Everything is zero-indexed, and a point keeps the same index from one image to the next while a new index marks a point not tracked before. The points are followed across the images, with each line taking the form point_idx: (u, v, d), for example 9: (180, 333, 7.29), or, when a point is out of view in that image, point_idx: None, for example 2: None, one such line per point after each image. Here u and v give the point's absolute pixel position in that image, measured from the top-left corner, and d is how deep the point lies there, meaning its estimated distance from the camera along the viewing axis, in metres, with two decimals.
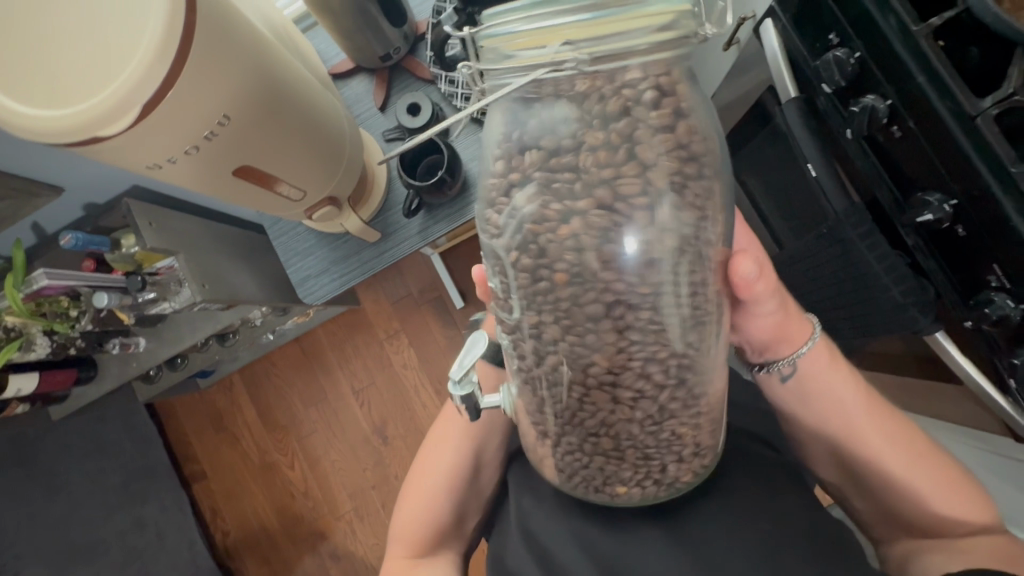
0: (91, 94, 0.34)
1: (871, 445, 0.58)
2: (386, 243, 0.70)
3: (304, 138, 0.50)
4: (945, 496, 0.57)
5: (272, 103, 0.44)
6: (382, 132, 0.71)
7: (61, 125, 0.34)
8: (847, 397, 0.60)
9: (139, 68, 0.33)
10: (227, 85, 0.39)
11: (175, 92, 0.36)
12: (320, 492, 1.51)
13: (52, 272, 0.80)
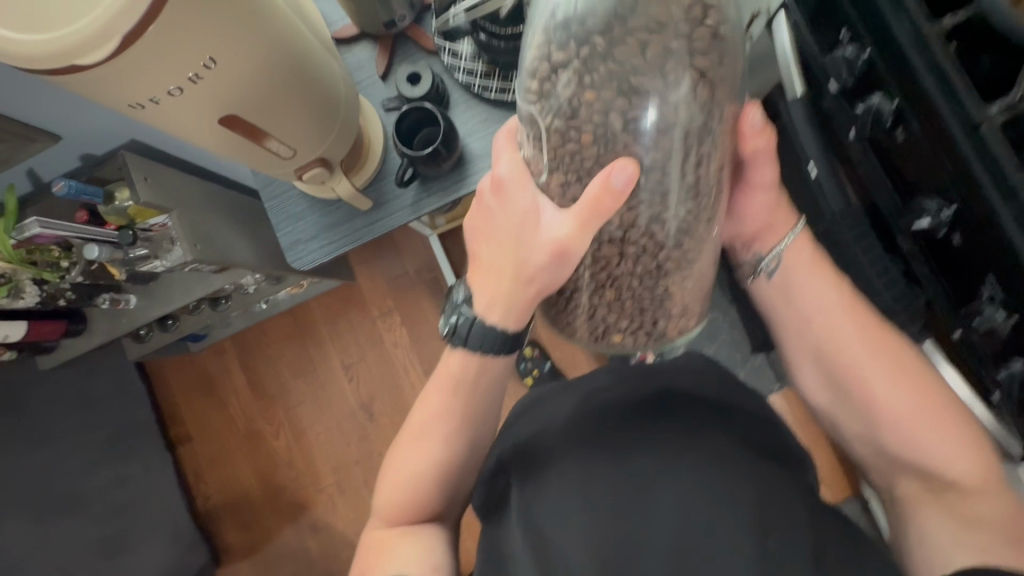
0: (70, 23, 0.33)
1: (859, 369, 0.61)
2: (378, 213, 0.70)
3: (302, 91, 0.50)
4: (933, 433, 0.58)
5: (261, 50, 0.43)
6: (381, 101, 0.71)
7: (36, 51, 0.34)
8: (832, 313, 0.63)
9: (122, 0, 0.33)
10: (215, 27, 0.39)
11: (159, 29, 0.36)
12: (304, 463, 1.52)
13: (44, 221, 0.80)
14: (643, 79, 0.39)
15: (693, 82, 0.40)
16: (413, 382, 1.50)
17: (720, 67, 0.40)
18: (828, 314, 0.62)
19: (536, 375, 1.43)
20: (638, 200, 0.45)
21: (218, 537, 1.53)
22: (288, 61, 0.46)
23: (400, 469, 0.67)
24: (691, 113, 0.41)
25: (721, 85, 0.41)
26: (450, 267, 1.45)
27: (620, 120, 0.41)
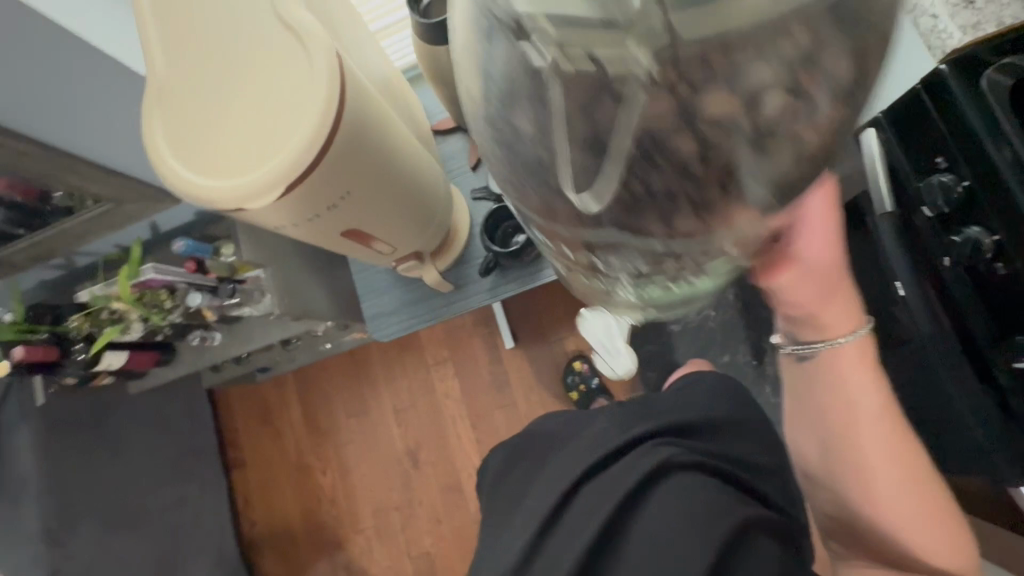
0: (243, 172, 0.37)
1: (865, 434, 0.66)
2: (456, 294, 0.74)
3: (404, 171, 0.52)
4: (924, 524, 0.64)
5: (380, 178, 0.48)
6: (469, 189, 0.76)
7: (305, 140, 0.36)
8: (867, 402, 0.65)
9: (286, 166, 0.36)
10: (353, 170, 0.43)
11: (314, 179, 0.39)
12: (346, 503, 1.55)
13: (159, 268, 0.90)
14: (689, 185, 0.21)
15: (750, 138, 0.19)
16: (459, 434, 1.52)
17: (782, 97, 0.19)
18: (877, 415, 0.65)
19: (581, 391, 1.43)
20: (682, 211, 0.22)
21: (256, 565, 1.57)
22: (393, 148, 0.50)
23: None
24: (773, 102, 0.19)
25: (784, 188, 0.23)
26: (508, 325, 1.50)
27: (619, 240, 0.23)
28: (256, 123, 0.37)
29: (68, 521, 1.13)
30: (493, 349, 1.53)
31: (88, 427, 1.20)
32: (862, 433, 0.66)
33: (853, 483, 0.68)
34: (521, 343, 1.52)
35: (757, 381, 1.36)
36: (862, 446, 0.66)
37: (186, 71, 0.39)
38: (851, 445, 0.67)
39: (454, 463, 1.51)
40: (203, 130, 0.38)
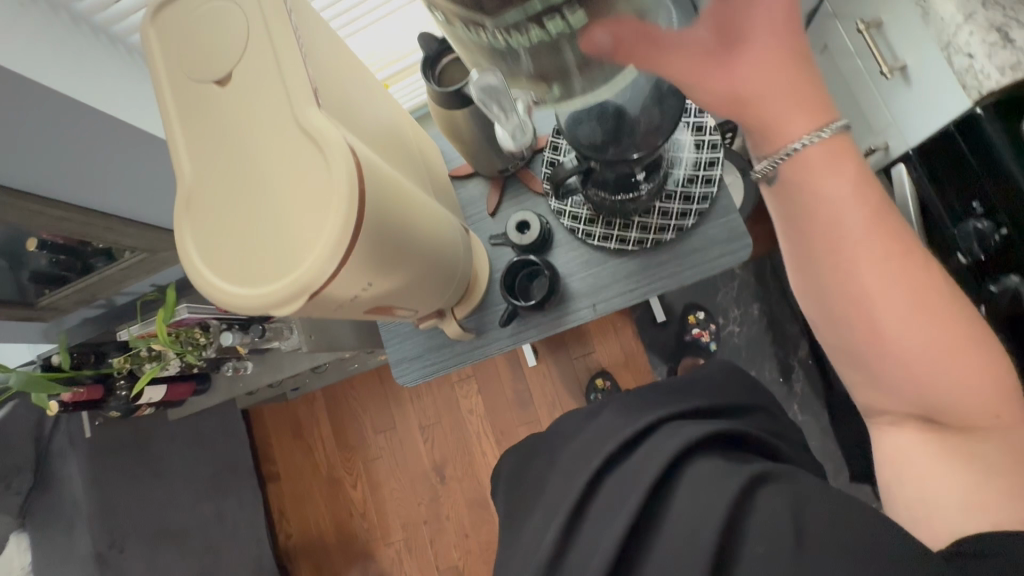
0: (273, 281, 0.38)
1: (863, 278, 0.37)
2: (479, 338, 0.75)
3: (422, 246, 0.53)
4: (950, 357, 0.39)
5: (404, 258, 0.49)
6: (489, 236, 0.76)
7: (328, 250, 0.37)
8: (856, 222, 0.36)
9: (311, 275, 0.37)
10: (378, 261, 0.44)
11: (341, 280, 0.40)
12: (376, 516, 1.59)
13: (193, 307, 0.93)
14: None
15: None
16: (484, 450, 1.54)
17: None
18: (867, 233, 0.36)
19: None
20: None
21: None
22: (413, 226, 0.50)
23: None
24: None
25: None
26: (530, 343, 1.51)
27: None
28: (285, 231, 0.38)
29: (118, 543, 1.19)
30: (516, 367, 1.54)
31: (132, 451, 1.26)
32: (861, 261, 0.37)
33: (856, 328, 0.40)
34: (544, 360, 1.53)
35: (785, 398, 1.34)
36: (882, 314, 0.38)
37: (218, 185, 0.40)
38: (844, 280, 0.38)
39: (480, 479, 1.53)
40: (236, 241, 0.39)
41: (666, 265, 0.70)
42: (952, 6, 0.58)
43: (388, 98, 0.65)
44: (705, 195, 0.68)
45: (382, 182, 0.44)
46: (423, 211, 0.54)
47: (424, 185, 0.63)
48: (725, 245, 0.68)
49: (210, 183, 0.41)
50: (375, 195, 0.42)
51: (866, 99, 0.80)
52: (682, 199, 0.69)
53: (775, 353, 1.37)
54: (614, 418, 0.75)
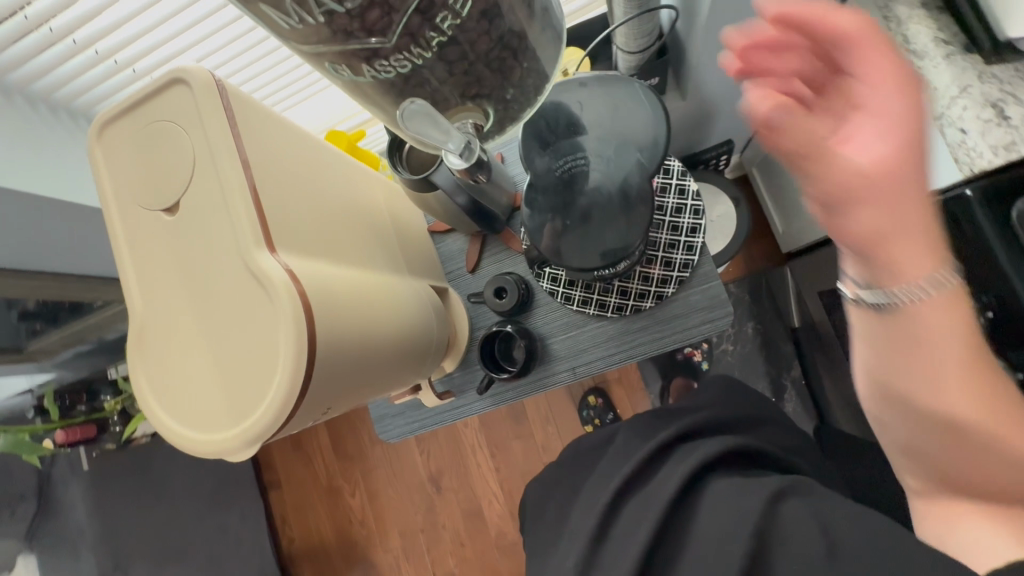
0: (228, 427, 0.38)
1: (943, 387, 0.36)
2: (459, 399, 0.74)
3: (393, 347, 0.51)
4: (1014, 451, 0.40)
5: (371, 365, 0.49)
6: (469, 294, 0.75)
7: (281, 395, 0.36)
8: (953, 340, 0.35)
9: (261, 424, 0.37)
10: (340, 382, 0.44)
11: (298, 416, 0.40)
12: (375, 523, 1.63)
13: None
14: None
15: None
16: (479, 462, 1.57)
17: None
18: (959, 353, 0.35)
19: (598, 425, 1.44)
20: None
21: None
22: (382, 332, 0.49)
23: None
24: None
25: None
26: None
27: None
28: (238, 375, 0.38)
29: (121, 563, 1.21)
30: None
31: (132, 472, 1.28)
32: (944, 365, 0.36)
33: (929, 423, 0.39)
34: None
35: None
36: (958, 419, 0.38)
37: (173, 322, 0.40)
38: (931, 391, 0.36)
39: (475, 490, 1.56)
40: (191, 381, 0.39)
41: (647, 331, 0.69)
42: (948, 76, 0.55)
43: (361, 169, 0.63)
44: (687, 263, 0.67)
45: (342, 303, 0.43)
46: (394, 310, 0.53)
47: (396, 263, 0.62)
48: (706, 313, 0.67)
49: (161, 313, 0.40)
50: (336, 323, 0.41)
51: None
52: (663, 265, 0.67)
53: (768, 373, 1.35)
54: (625, 444, 0.76)
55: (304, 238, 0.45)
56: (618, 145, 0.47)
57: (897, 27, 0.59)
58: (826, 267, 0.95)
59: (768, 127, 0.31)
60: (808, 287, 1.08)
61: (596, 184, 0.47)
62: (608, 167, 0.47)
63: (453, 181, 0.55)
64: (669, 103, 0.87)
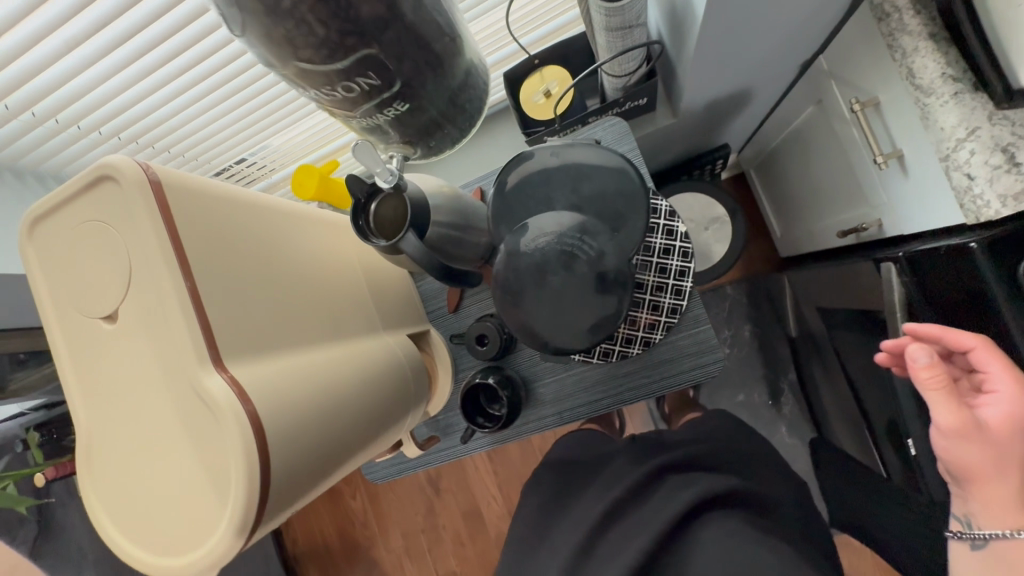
0: (183, 552, 0.36)
1: None
2: (444, 442, 0.73)
3: (367, 424, 0.49)
4: None
5: (347, 452, 0.46)
6: (450, 334, 0.72)
7: (237, 520, 0.34)
8: None
9: (216, 554, 0.35)
10: (310, 483, 0.41)
11: (263, 533, 0.38)
12: (376, 524, 1.66)
13: None
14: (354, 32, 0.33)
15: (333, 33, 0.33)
16: (477, 465, 1.58)
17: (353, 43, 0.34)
18: None
19: None
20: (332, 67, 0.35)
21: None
22: (353, 414, 0.46)
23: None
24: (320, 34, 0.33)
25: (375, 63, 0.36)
26: None
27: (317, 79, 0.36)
28: (194, 496, 0.36)
29: None
30: None
31: None
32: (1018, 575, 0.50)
33: None
34: None
35: (773, 423, 1.32)
36: None
37: (127, 435, 0.38)
38: None
39: (473, 491, 1.58)
40: (148, 499, 0.37)
41: (634, 376, 0.66)
42: (954, 118, 0.51)
43: (327, 224, 0.60)
44: (675, 308, 0.64)
45: (302, 397, 0.41)
46: (369, 382, 0.50)
47: (369, 322, 0.59)
48: (695, 359, 0.64)
49: (116, 426, 0.38)
50: (295, 424, 0.39)
51: (862, 170, 0.73)
52: (651, 308, 0.64)
53: (764, 376, 1.33)
54: (617, 482, 0.74)
55: (261, 327, 0.42)
56: (594, 222, 0.43)
57: (901, 58, 0.54)
58: (825, 285, 0.92)
59: (915, 360, 0.52)
60: (806, 300, 1.05)
61: (571, 266, 0.42)
62: (585, 248, 0.42)
63: (422, 248, 0.50)
64: (660, 121, 0.81)
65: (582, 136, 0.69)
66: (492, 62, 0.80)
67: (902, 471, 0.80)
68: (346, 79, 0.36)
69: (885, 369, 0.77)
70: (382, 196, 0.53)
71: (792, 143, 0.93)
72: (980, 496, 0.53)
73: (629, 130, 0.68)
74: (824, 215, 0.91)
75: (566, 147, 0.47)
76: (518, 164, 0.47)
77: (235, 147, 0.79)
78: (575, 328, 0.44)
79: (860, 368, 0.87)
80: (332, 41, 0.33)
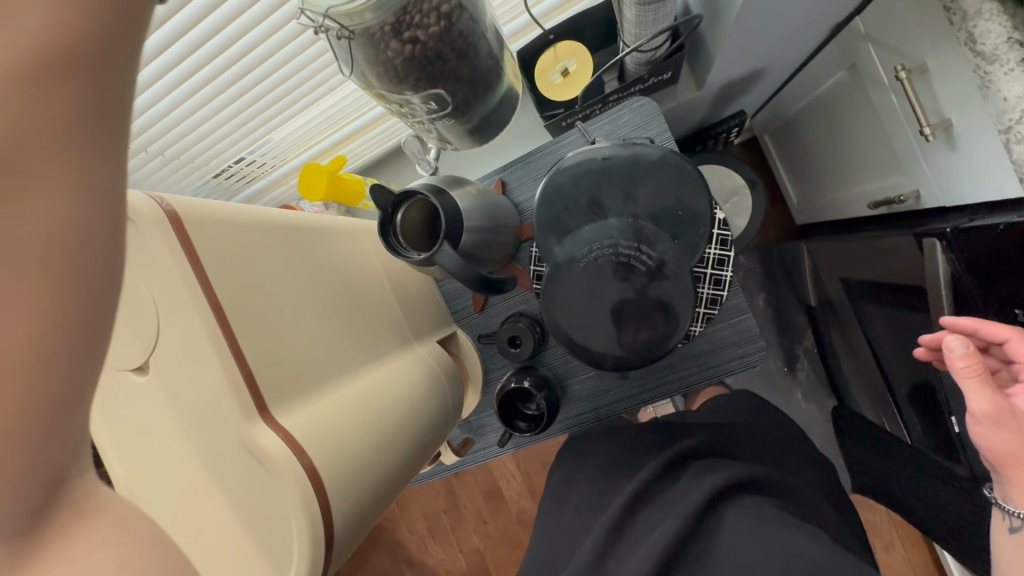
0: None
1: None
2: (478, 442, 0.71)
3: (415, 448, 0.47)
4: None
5: (398, 480, 0.45)
6: (479, 334, 0.70)
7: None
8: None
9: None
10: (367, 521, 0.40)
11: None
12: (398, 508, 1.68)
13: None
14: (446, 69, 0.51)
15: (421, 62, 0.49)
16: None
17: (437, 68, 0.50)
18: None
19: None
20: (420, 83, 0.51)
21: None
22: (402, 441, 0.45)
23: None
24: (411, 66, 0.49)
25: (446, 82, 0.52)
26: None
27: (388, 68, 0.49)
28: (252, 552, 0.34)
29: None
30: None
31: None
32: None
33: None
34: None
35: (789, 390, 1.32)
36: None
37: (173, 486, 0.36)
38: None
39: (492, 471, 1.61)
40: (203, 553, 0.35)
41: (674, 372, 0.64)
42: (1021, 86, 0.47)
43: (350, 235, 0.57)
44: (715, 299, 0.59)
45: (353, 437, 0.39)
46: (410, 406, 0.48)
47: (400, 333, 0.56)
48: (738, 349, 0.62)
49: (160, 476, 0.36)
50: (348, 470, 0.36)
51: (898, 139, 0.70)
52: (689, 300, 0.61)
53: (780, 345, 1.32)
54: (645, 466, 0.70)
55: (298, 364, 0.39)
56: (656, 229, 0.40)
57: (962, 21, 0.50)
58: (850, 255, 0.90)
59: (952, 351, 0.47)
60: (826, 269, 1.03)
61: (629, 277, 0.41)
62: (643, 257, 0.40)
63: (461, 261, 0.47)
64: (681, 94, 0.77)
65: (609, 118, 0.66)
66: (510, 33, 0.75)
67: (931, 438, 0.80)
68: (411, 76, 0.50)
69: (917, 341, 0.76)
70: (409, 204, 0.48)
71: (815, 110, 0.90)
72: (1016, 481, 0.47)
73: (660, 111, 0.64)
74: (850, 184, 0.88)
75: (619, 146, 0.42)
76: (563, 166, 0.42)
77: (235, 145, 0.75)
78: (631, 337, 0.42)
79: (888, 339, 0.86)
80: (422, 68, 0.50)
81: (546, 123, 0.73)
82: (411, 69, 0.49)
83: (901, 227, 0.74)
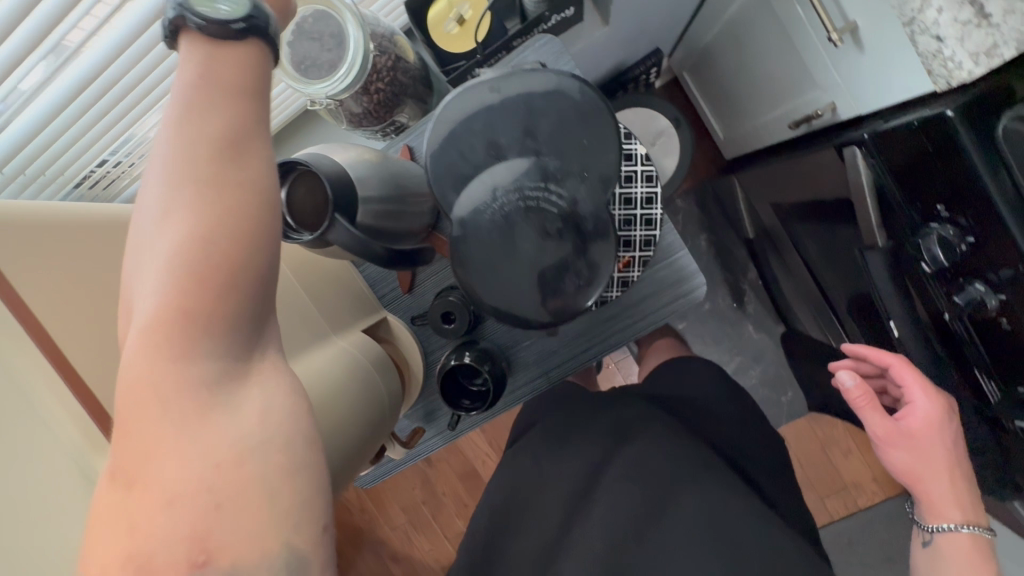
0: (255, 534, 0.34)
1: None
2: (428, 431, 0.67)
3: (343, 432, 0.45)
4: None
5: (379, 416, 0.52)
6: (410, 317, 0.65)
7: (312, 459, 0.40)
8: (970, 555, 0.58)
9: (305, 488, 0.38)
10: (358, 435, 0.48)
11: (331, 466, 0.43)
12: (376, 508, 1.64)
13: None
14: (399, 105, 0.63)
15: (373, 104, 0.60)
16: None
17: (390, 107, 0.62)
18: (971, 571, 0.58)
19: None
20: (377, 119, 0.63)
21: None
22: (327, 437, 0.43)
23: (136, 432, 0.27)
24: (368, 107, 0.61)
25: (399, 113, 0.64)
26: None
27: (344, 110, 0.61)
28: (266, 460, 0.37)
29: None
30: None
31: None
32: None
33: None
34: None
35: (739, 323, 1.35)
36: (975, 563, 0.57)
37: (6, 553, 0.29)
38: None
39: (464, 454, 1.57)
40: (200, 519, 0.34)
41: (616, 321, 0.62)
42: None
43: None
44: (649, 240, 0.58)
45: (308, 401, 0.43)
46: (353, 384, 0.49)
47: (312, 328, 0.51)
48: (676, 288, 0.60)
49: None
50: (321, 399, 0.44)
51: (808, 52, 0.68)
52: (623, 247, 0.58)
53: (726, 281, 1.34)
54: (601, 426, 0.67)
55: None
56: (562, 165, 0.39)
57: None
58: (779, 181, 0.90)
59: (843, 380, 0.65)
60: (758, 198, 1.03)
61: (543, 223, 0.39)
62: (554, 199, 0.38)
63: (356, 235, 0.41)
64: (589, 33, 0.72)
65: (512, 62, 0.61)
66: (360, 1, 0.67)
67: (874, 347, 0.82)
68: (368, 115, 0.62)
69: (847, 259, 0.77)
70: (293, 179, 0.43)
71: (726, 36, 0.88)
72: (928, 494, 0.62)
73: (565, 49, 0.59)
74: (770, 107, 0.87)
75: (505, 77, 0.41)
76: (449, 112, 0.40)
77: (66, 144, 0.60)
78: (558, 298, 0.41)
79: (823, 264, 0.87)
80: (378, 108, 0.61)
81: (448, 78, 0.67)
82: (373, 111, 0.61)
83: (818, 145, 0.74)
